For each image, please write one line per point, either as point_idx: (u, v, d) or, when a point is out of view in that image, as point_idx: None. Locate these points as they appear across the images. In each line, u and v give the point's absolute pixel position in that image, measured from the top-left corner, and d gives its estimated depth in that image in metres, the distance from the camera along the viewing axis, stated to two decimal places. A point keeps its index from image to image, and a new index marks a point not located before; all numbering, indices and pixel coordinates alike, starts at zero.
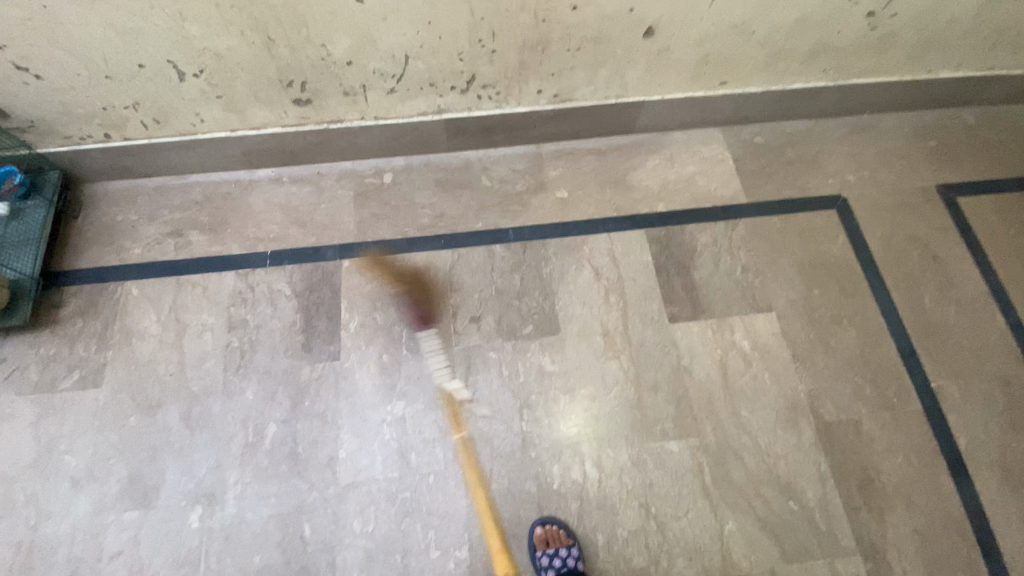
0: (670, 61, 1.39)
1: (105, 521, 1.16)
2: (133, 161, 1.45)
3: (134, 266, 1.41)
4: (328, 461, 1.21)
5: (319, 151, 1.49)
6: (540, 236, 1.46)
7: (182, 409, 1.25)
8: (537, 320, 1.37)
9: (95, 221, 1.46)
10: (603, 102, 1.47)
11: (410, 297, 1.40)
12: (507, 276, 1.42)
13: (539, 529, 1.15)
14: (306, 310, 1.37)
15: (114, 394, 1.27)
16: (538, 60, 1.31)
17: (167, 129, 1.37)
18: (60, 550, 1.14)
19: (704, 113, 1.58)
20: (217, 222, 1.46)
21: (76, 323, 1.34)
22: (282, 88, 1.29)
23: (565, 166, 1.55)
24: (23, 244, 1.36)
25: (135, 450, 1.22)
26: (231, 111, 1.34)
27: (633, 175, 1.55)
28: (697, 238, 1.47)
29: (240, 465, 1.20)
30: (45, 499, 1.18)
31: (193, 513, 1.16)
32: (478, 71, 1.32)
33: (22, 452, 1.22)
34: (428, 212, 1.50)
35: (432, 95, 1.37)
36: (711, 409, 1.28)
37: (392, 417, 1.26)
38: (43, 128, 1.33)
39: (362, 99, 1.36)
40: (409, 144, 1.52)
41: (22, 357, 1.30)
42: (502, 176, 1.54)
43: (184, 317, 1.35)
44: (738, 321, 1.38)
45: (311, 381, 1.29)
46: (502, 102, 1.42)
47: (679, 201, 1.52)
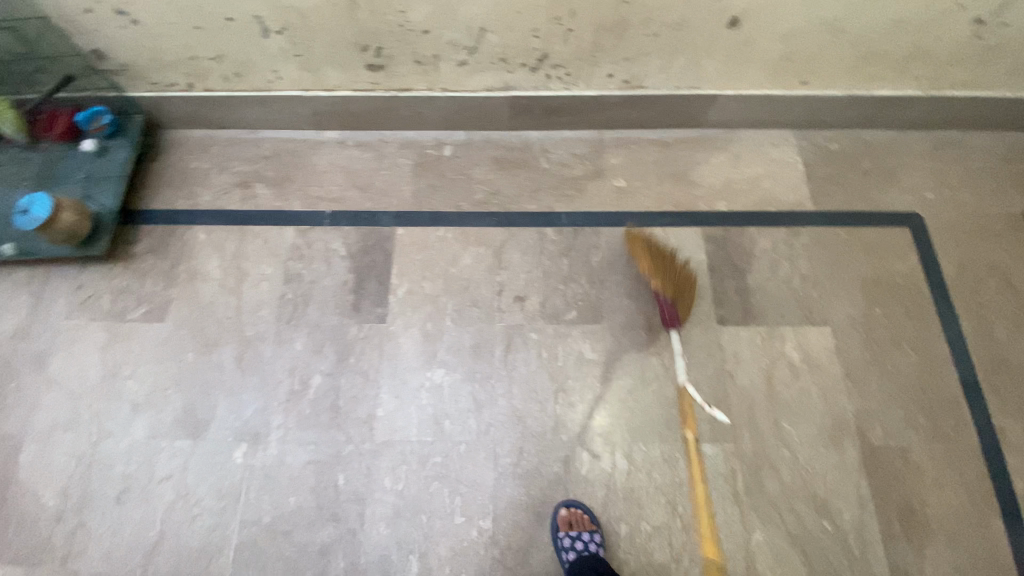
0: (751, 55, 1.33)
1: (159, 446, 1.24)
2: (210, 112, 1.51)
3: (203, 212, 1.48)
4: (366, 417, 1.25)
5: (384, 118, 1.52)
6: (593, 223, 1.45)
7: (237, 350, 1.32)
8: (581, 307, 1.36)
9: (170, 166, 1.54)
10: (674, 93, 1.43)
11: (458, 270, 1.42)
12: (556, 259, 1.42)
13: (563, 511, 1.15)
14: (358, 272, 1.41)
15: (176, 330, 1.35)
16: (614, 43, 1.29)
17: (245, 83, 1.42)
18: (117, 466, 1.23)
19: (778, 114, 1.51)
20: (283, 177, 1.52)
21: (147, 259, 1.42)
22: (358, 52, 1.32)
23: (626, 155, 1.52)
24: (106, 180, 1.45)
25: (191, 384, 1.29)
26: (307, 71, 1.38)
27: (696, 170, 1.51)
28: (756, 241, 1.42)
29: (285, 410, 1.26)
30: (107, 419, 1.27)
31: (238, 449, 1.23)
32: (551, 50, 1.30)
33: (91, 373, 1.31)
34: (484, 189, 1.51)
35: (502, 71, 1.37)
36: (751, 416, 1.25)
37: (430, 384, 1.29)
38: (133, 72, 1.41)
39: (432, 69, 1.37)
40: (472, 119, 1.52)
41: (97, 286, 1.40)
42: (561, 159, 1.52)
43: (244, 265, 1.41)
44: (790, 332, 1.33)
45: (357, 340, 1.33)
46: (570, 83, 1.41)
47: (740, 202, 1.47)
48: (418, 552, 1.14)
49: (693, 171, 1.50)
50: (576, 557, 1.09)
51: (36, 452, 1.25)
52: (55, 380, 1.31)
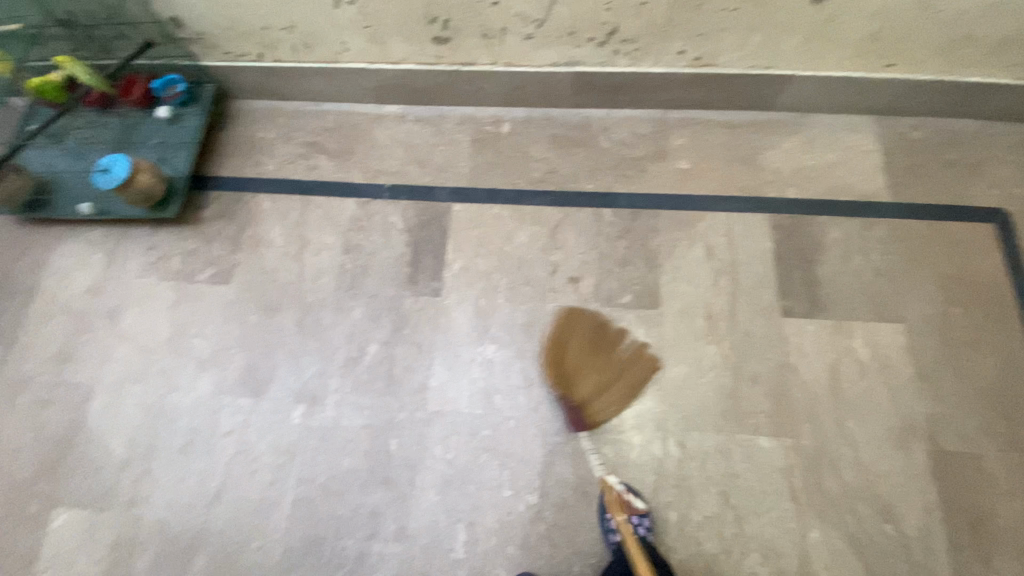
0: (835, 33, 1.26)
1: (222, 402, 1.29)
2: (278, 83, 1.54)
3: (268, 181, 1.52)
4: (419, 387, 1.27)
5: (446, 93, 1.52)
6: (653, 206, 1.42)
7: (297, 315, 1.36)
8: (637, 291, 1.33)
9: (238, 135, 1.58)
10: (746, 72, 1.37)
11: (513, 247, 1.41)
12: (612, 241, 1.39)
13: (612, 493, 1.15)
14: (415, 245, 1.43)
15: (240, 292, 1.40)
16: (688, 17, 1.24)
17: (313, 55, 1.44)
18: (183, 419, 1.29)
19: (858, 98, 1.43)
20: (345, 150, 1.54)
21: (215, 224, 1.48)
22: (426, 24, 1.31)
23: (690, 136, 1.48)
24: (180, 146, 1.50)
25: (254, 345, 1.34)
26: (374, 43, 1.39)
27: (764, 155, 1.45)
28: (826, 231, 1.36)
29: (341, 375, 1.29)
30: (175, 373, 1.33)
31: (296, 410, 1.27)
32: (622, 24, 1.27)
33: (161, 329, 1.38)
34: (542, 167, 1.49)
35: (568, 45, 1.34)
36: (812, 412, 1.20)
37: (482, 358, 1.29)
38: (208, 42, 1.44)
39: (498, 42, 1.35)
40: (533, 96, 1.50)
41: (169, 248, 1.46)
42: (622, 139, 1.49)
43: (306, 234, 1.45)
44: (859, 327, 1.27)
45: (412, 311, 1.35)
46: (637, 60, 1.37)
47: (810, 190, 1.41)
48: (466, 522, 1.16)
49: (761, 156, 1.44)
50: (622, 539, 1.10)
51: (110, 400, 1.33)
52: (128, 334, 1.38)
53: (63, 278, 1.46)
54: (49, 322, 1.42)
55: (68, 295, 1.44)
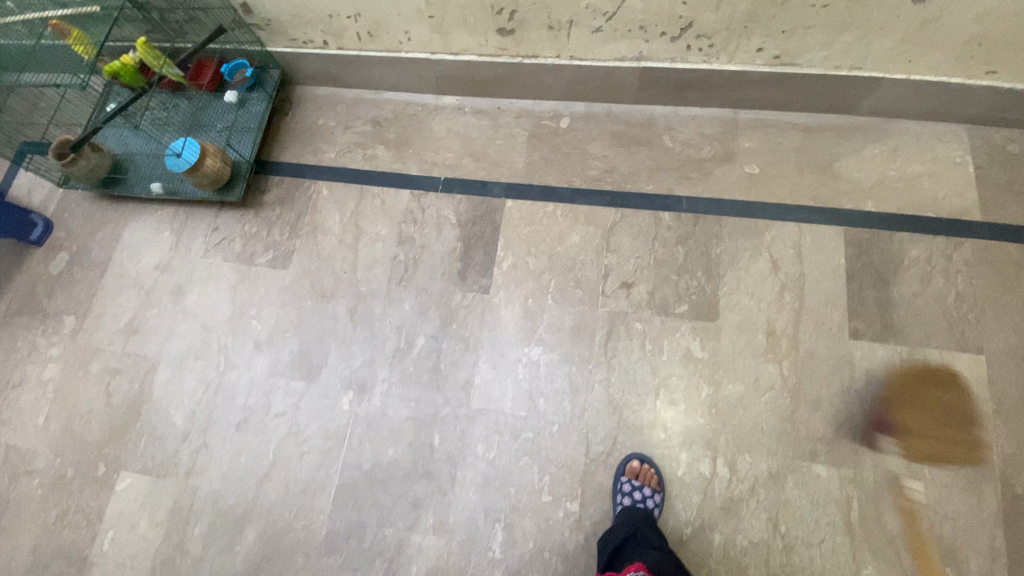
0: (939, 33, 1.14)
1: (275, 383, 1.34)
2: (340, 71, 1.55)
3: (327, 168, 1.54)
4: (464, 384, 1.28)
5: (506, 85, 1.49)
6: (716, 212, 1.35)
7: (349, 303, 1.39)
8: (693, 301, 1.28)
9: (300, 121, 1.61)
10: (831, 73, 1.27)
11: (565, 248, 1.38)
12: (670, 247, 1.34)
13: (634, 462, 1.15)
14: (467, 241, 1.42)
15: (297, 278, 1.44)
16: (772, 12, 1.15)
17: (377, 44, 1.43)
18: (238, 397, 1.34)
19: (955, 104, 1.30)
20: (402, 140, 1.55)
21: (275, 209, 1.52)
22: (492, 15, 1.27)
23: (761, 139, 1.39)
24: (244, 130, 1.54)
25: (308, 329, 1.38)
26: (437, 33, 1.36)
27: (841, 163, 1.35)
28: (906, 249, 1.26)
29: (389, 365, 1.31)
30: (233, 352, 1.39)
31: (345, 396, 1.30)
32: (698, 18, 1.19)
33: (221, 309, 1.44)
34: (599, 165, 1.44)
35: (638, 39, 1.28)
36: (877, 444, 1.13)
37: (527, 360, 1.28)
38: (275, 28, 1.46)
39: (564, 35, 1.30)
40: (596, 91, 1.45)
41: (231, 230, 1.51)
42: (686, 139, 1.42)
43: (361, 224, 1.47)
44: (935, 356, 1.18)
45: (461, 307, 1.35)
46: (710, 56, 1.29)
47: (891, 204, 1.31)
48: (504, 522, 1.16)
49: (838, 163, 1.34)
50: (627, 503, 1.09)
51: (172, 374, 1.40)
52: (191, 311, 1.45)
53: (134, 254, 1.54)
54: (121, 294, 1.50)
55: (138, 270, 1.52)
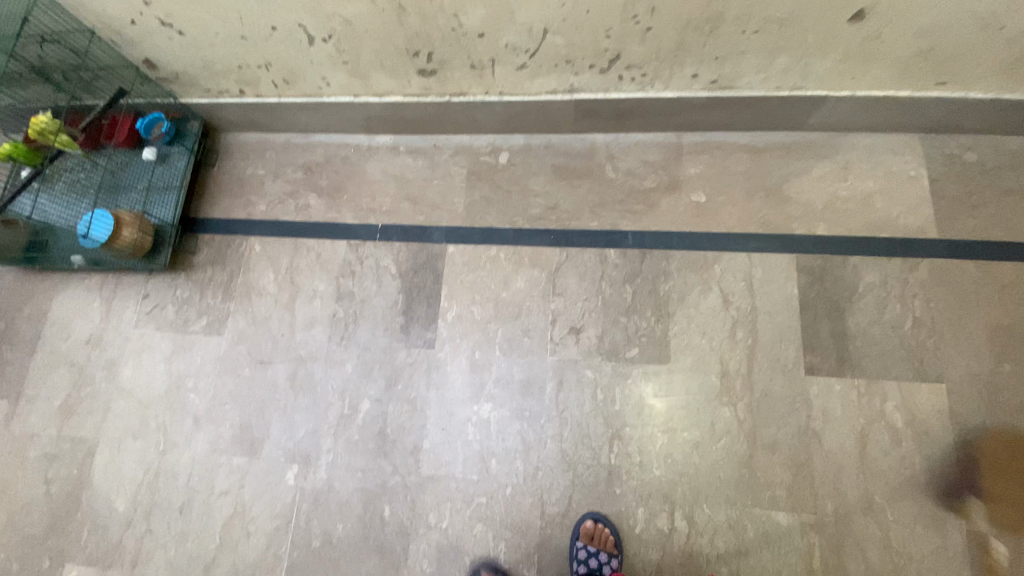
0: (879, 52, 1.07)
1: (218, 461, 1.28)
2: (263, 117, 1.46)
3: (258, 223, 1.47)
4: (412, 449, 1.23)
5: (438, 123, 1.41)
6: (663, 245, 1.29)
7: (290, 369, 1.33)
8: (644, 344, 1.22)
9: (227, 172, 1.52)
10: (772, 94, 1.21)
11: (510, 293, 1.32)
12: (618, 286, 1.27)
13: (588, 523, 1.11)
14: (409, 292, 1.36)
15: (233, 344, 1.37)
16: (701, 41, 1.07)
17: (295, 90, 1.34)
18: (180, 477, 1.28)
19: (904, 117, 1.24)
20: (335, 186, 1.47)
21: (206, 270, 1.44)
22: (409, 58, 1.19)
23: (707, 164, 1.33)
24: (166, 190, 1.45)
25: (247, 400, 1.32)
26: (356, 78, 1.27)
27: (791, 184, 1.29)
28: (859, 274, 1.21)
29: (334, 434, 1.26)
30: (172, 429, 1.33)
31: (290, 470, 1.25)
32: (625, 50, 1.11)
33: (157, 383, 1.37)
34: (542, 202, 1.38)
35: (567, 73, 1.20)
36: (837, 486, 1.10)
37: (477, 420, 1.22)
38: (186, 80, 1.36)
39: (489, 73, 1.22)
40: (532, 123, 1.38)
41: (162, 296, 1.44)
42: (629, 169, 1.36)
43: (298, 280, 1.40)
44: (894, 389, 1.14)
45: (405, 365, 1.29)
46: (645, 85, 1.22)
47: (844, 225, 1.25)
48: None
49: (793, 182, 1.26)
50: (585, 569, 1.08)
51: (111, 456, 1.33)
52: (126, 388, 1.38)
53: (64, 327, 1.46)
54: (52, 373, 1.42)
55: (68, 346, 1.44)
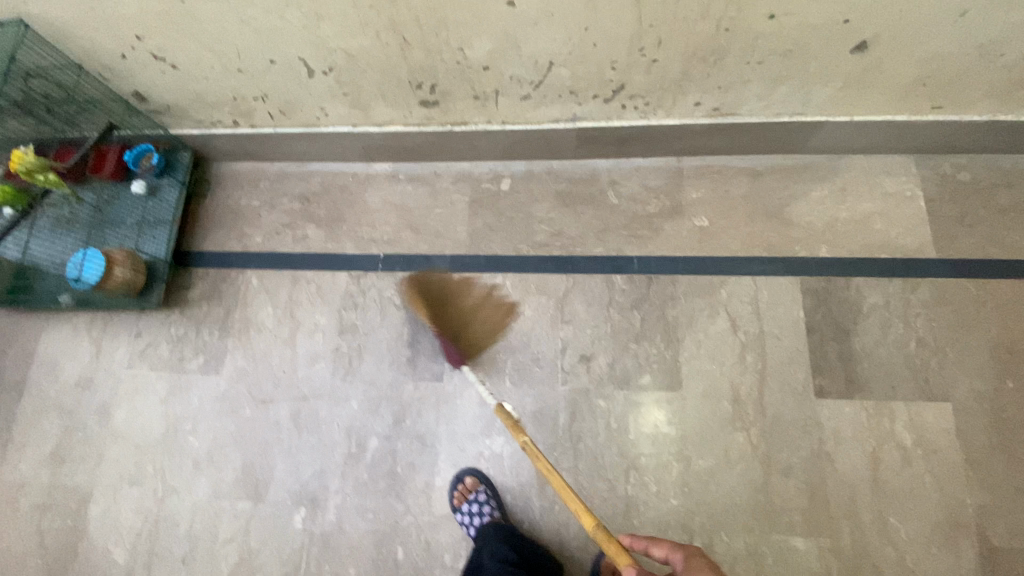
0: (878, 80, 1.09)
1: (221, 506, 1.24)
2: (257, 147, 1.42)
3: (255, 255, 1.43)
4: (424, 487, 1.20)
5: (438, 150, 1.39)
6: (670, 271, 1.29)
7: (293, 407, 1.29)
8: (655, 371, 1.22)
9: (220, 203, 1.48)
10: (772, 120, 1.22)
11: (518, 322, 1.30)
12: (626, 313, 1.27)
13: (609, 557, 1.11)
14: (414, 324, 1.33)
15: (232, 383, 1.33)
16: (705, 72, 1.08)
17: (292, 120, 1.31)
18: (182, 525, 1.23)
19: (899, 139, 1.27)
20: (334, 216, 1.44)
21: (202, 306, 1.39)
22: (411, 90, 1.17)
23: (708, 188, 1.34)
24: (157, 224, 1.41)
25: (250, 441, 1.28)
26: (355, 108, 1.25)
27: (793, 207, 1.31)
28: (863, 295, 1.23)
29: (342, 474, 1.23)
30: (171, 474, 1.27)
31: (298, 513, 1.22)
32: (630, 81, 1.11)
33: (153, 426, 1.32)
34: (546, 229, 1.37)
35: (570, 103, 1.20)
36: (851, 508, 1.11)
37: (489, 454, 1.21)
38: (177, 112, 1.32)
39: (492, 103, 1.21)
40: (534, 149, 1.37)
41: (156, 334, 1.39)
42: (631, 194, 1.36)
43: (298, 314, 1.37)
44: (901, 408, 1.16)
45: (413, 400, 1.27)
46: (648, 112, 1.22)
47: (845, 247, 1.27)
48: None
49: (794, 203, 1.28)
50: None
51: (106, 505, 1.27)
52: (121, 432, 1.32)
53: (50, 370, 1.39)
54: (39, 420, 1.36)
55: (57, 389, 1.37)
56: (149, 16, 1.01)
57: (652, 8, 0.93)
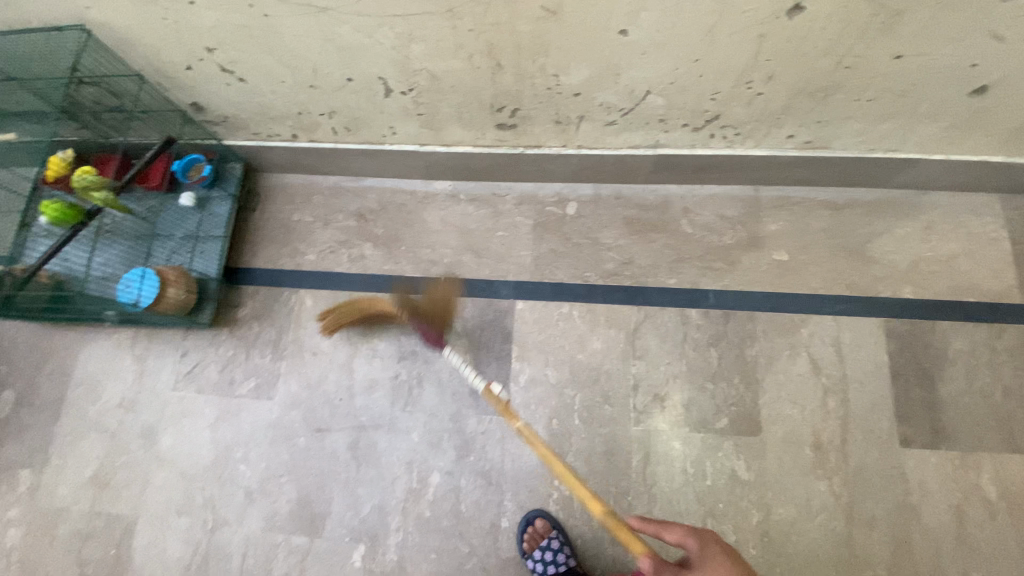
0: (988, 122, 1.04)
1: (276, 540, 1.19)
2: (313, 160, 1.35)
3: (308, 274, 1.36)
4: (490, 528, 1.15)
5: (505, 171, 1.33)
6: (747, 307, 1.24)
7: (350, 437, 1.24)
8: (733, 413, 1.17)
9: (271, 217, 1.41)
10: (864, 155, 1.17)
11: (587, 356, 1.24)
12: (702, 350, 1.22)
13: None
14: (476, 353, 1.27)
15: (285, 410, 1.27)
16: (810, 106, 1.02)
17: (356, 136, 1.24)
18: (234, 559, 1.18)
19: (991, 179, 1.21)
20: (391, 235, 1.37)
21: (253, 327, 1.33)
22: (491, 113, 1.11)
23: (787, 221, 1.29)
24: (207, 240, 1.35)
25: (305, 472, 1.22)
26: (427, 128, 1.18)
27: (875, 244, 1.26)
28: (949, 340, 1.19)
29: (403, 511, 1.18)
30: (222, 504, 1.22)
31: (356, 550, 1.17)
32: (726, 112, 1.06)
33: (201, 453, 1.26)
34: (615, 257, 1.31)
35: (656, 131, 1.14)
36: (938, 565, 1.07)
37: (559, 496, 1.16)
38: (235, 124, 1.25)
39: (572, 128, 1.15)
40: (605, 173, 1.31)
41: (204, 355, 1.33)
42: (706, 223, 1.31)
43: (355, 339, 1.31)
44: (989, 461, 1.12)
45: (477, 434, 1.21)
46: (735, 143, 1.16)
47: (930, 289, 1.23)
48: None
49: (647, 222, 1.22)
50: None
51: (153, 535, 1.22)
52: (167, 458, 1.26)
53: (92, 389, 1.33)
54: (80, 442, 1.29)
55: (99, 410, 1.31)
56: (225, 29, 0.94)
57: (775, 43, 0.87)
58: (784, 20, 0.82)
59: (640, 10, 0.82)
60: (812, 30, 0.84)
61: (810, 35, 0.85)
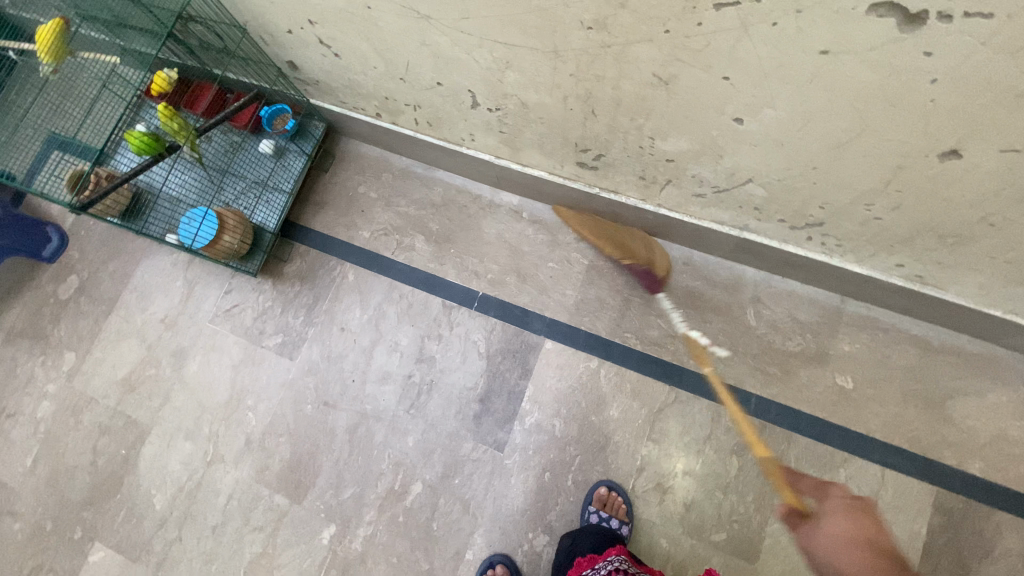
0: None
1: (259, 492, 1.25)
2: (391, 140, 1.33)
3: (357, 250, 1.37)
4: (454, 554, 1.16)
5: (575, 204, 1.25)
6: (786, 425, 1.13)
7: (351, 421, 1.26)
8: (733, 531, 1.09)
9: (338, 183, 1.42)
10: (982, 308, 1.00)
11: (600, 421, 1.19)
12: (723, 454, 1.13)
13: None
14: (492, 379, 1.25)
15: (301, 374, 1.31)
16: (931, 246, 0.88)
17: (435, 132, 1.20)
18: (221, 496, 1.26)
19: None
20: (445, 235, 1.35)
21: (294, 285, 1.37)
22: (573, 151, 1.03)
23: (864, 346, 1.15)
24: (273, 191, 1.38)
25: (303, 439, 1.27)
26: (506, 145, 1.12)
27: (958, 403, 1.10)
28: (1002, 535, 1.04)
29: (379, 507, 1.20)
30: (223, 442, 1.29)
31: (327, 529, 1.21)
32: (833, 223, 0.93)
33: (218, 389, 1.33)
34: (663, 326, 1.22)
35: (746, 215, 1.02)
36: None
37: (529, 549, 1.14)
38: (325, 88, 1.24)
39: (656, 187, 1.06)
40: (680, 236, 1.20)
41: (244, 299, 1.38)
42: (773, 320, 1.18)
43: (382, 326, 1.31)
44: None
45: (468, 460, 1.20)
46: (833, 252, 1.03)
47: (1004, 472, 1.06)
48: None
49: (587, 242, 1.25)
50: None
51: (159, 448, 1.31)
52: (189, 383, 1.34)
53: (142, 298, 1.42)
54: (121, 342, 1.40)
55: (143, 318, 1.41)
56: (328, 8, 0.91)
57: (912, 178, 0.74)
58: (931, 159, 0.69)
59: (764, 105, 0.72)
60: (960, 177, 0.71)
61: (957, 182, 0.71)
